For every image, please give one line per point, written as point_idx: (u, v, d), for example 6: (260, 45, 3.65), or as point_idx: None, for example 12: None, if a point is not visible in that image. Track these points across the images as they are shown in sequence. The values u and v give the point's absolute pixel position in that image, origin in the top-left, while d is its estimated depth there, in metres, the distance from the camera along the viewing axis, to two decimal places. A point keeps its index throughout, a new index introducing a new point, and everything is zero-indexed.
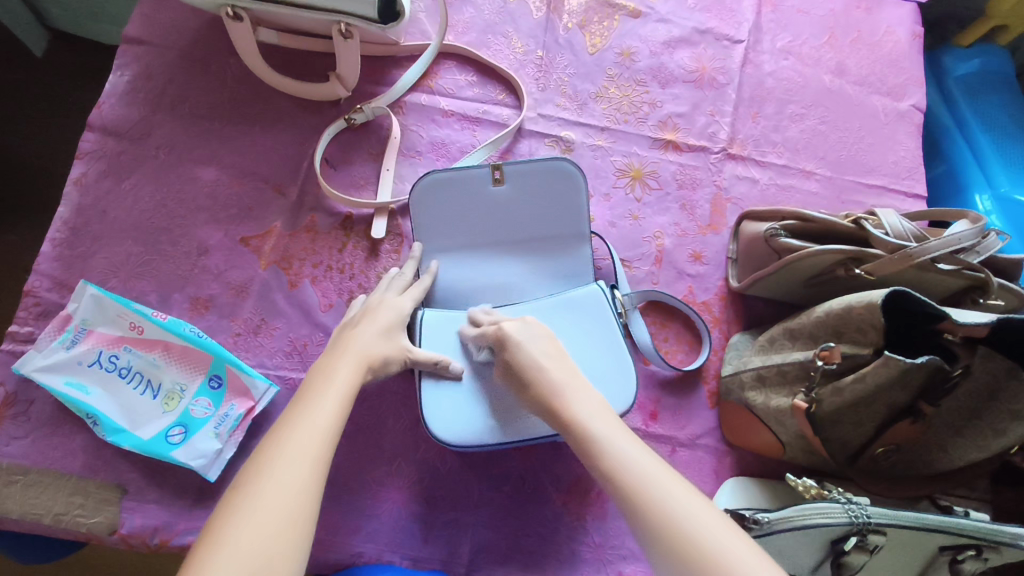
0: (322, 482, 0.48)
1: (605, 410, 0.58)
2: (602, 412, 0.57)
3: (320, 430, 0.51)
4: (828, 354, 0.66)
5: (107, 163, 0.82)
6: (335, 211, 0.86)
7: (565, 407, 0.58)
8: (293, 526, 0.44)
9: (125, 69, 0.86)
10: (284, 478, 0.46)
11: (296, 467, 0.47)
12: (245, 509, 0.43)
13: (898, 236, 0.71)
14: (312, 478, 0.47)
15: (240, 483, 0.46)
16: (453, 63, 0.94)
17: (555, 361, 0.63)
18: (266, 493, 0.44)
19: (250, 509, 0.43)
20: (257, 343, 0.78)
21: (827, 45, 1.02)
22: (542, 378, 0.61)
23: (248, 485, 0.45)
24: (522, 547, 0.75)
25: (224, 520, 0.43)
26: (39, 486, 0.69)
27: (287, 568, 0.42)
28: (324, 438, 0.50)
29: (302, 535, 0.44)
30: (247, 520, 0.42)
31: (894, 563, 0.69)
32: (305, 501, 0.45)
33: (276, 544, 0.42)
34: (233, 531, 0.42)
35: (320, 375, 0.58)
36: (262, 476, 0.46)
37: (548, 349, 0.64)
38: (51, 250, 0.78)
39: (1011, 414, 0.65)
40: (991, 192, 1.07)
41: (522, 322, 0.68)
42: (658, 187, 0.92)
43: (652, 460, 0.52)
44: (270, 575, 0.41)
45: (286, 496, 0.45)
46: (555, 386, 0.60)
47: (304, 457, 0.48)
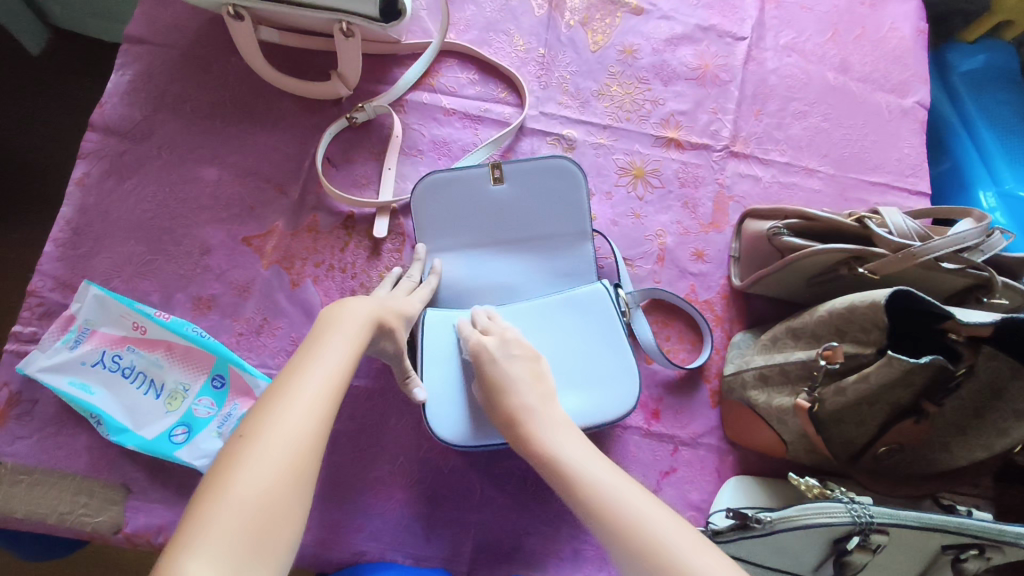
0: (324, 441, 0.48)
1: (567, 430, 0.58)
2: (566, 435, 0.57)
3: (325, 387, 0.51)
4: (831, 353, 0.66)
5: (109, 163, 0.82)
6: (337, 210, 0.86)
7: (529, 433, 0.58)
8: (293, 486, 0.44)
9: (126, 68, 0.86)
10: (287, 435, 0.46)
11: (300, 424, 0.47)
12: (248, 463, 0.43)
13: (902, 236, 0.70)
14: (315, 437, 0.47)
15: (244, 434, 0.46)
16: (454, 61, 0.94)
17: (527, 383, 0.62)
18: (269, 450, 0.45)
19: (253, 464, 0.43)
20: (260, 342, 0.78)
21: (831, 42, 1.02)
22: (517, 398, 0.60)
23: (253, 438, 0.45)
24: (525, 545, 0.75)
25: (227, 473, 0.43)
26: (43, 486, 0.69)
27: (287, 528, 0.42)
28: (328, 396, 0.50)
29: (302, 496, 0.44)
30: (250, 475, 0.43)
31: (897, 563, 0.69)
32: (307, 462, 0.46)
33: (277, 504, 0.43)
34: (237, 487, 0.42)
35: (328, 326, 0.58)
36: (266, 431, 0.46)
37: (520, 372, 0.63)
38: (54, 250, 0.78)
39: (1014, 414, 0.65)
40: (996, 189, 1.07)
41: (504, 340, 0.67)
42: (660, 185, 0.92)
43: (614, 473, 0.52)
44: (271, 535, 0.41)
45: (288, 455, 0.45)
46: (515, 411, 0.60)
47: (307, 415, 0.48)
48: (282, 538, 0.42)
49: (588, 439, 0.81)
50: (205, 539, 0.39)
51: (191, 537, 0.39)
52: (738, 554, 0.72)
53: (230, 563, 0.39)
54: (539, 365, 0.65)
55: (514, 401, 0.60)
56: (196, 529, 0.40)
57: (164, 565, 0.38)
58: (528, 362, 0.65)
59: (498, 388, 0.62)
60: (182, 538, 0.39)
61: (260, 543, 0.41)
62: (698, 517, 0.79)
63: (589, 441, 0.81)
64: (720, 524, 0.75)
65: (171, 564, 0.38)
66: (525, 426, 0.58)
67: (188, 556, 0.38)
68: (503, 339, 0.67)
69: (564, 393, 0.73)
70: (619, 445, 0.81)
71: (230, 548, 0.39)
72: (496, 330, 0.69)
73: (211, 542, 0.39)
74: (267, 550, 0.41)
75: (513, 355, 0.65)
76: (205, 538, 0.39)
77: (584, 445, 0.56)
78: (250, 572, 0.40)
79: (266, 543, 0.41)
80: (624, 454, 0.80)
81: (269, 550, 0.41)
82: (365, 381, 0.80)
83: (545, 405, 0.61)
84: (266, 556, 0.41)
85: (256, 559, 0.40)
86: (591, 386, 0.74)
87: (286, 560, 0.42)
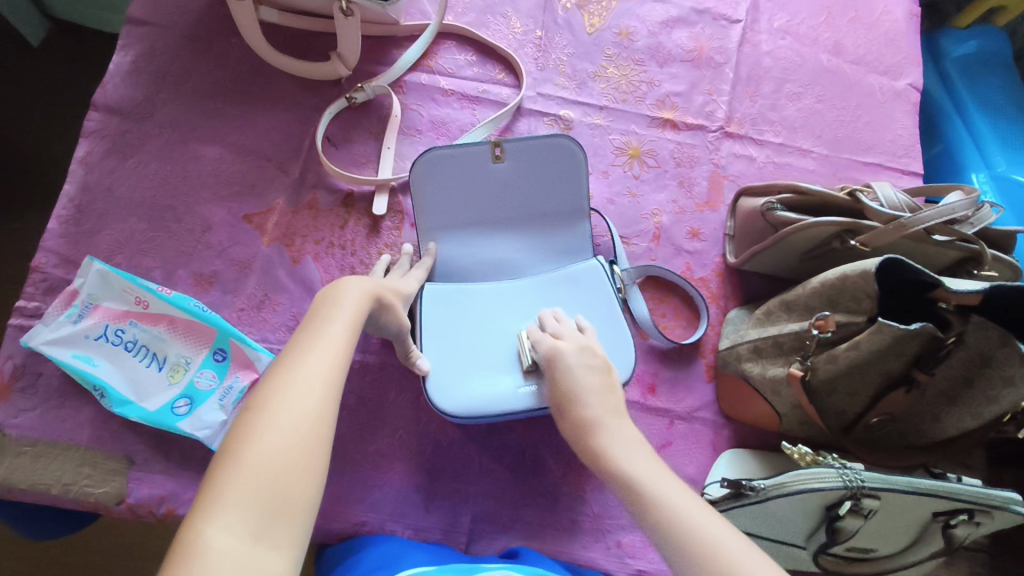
0: (334, 409, 0.47)
1: (632, 439, 0.56)
2: (632, 438, 0.56)
3: (332, 358, 0.50)
4: (823, 324, 0.68)
5: (111, 142, 0.83)
6: (337, 189, 0.87)
7: (596, 441, 0.56)
8: (310, 457, 0.43)
9: (128, 49, 0.87)
10: (297, 403, 0.45)
11: (309, 393, 0.46)
12: (260, 430, 0.42)
13: (894, 208, 0.72)
14: (324, 406, 0.46)
15: (252, 404, 0.44)
16: (452, 43, 0.95)
17: (600, 394, 0.60)
18: (281, 419, 0.43)
19: (266, 431, 0.42)
20: (261, 318, 0.79)
21: (825, 24, 1.03)
22: (577, 407, 0.59)
23: (260, 407, 0.44)
24: (523, 516, 0.76)
25: (239, 441, 0.42)
26: (47, 457, 0.70)
27: (303, 493, 0.42)
28: (336, 366, 0.49)
29: (318, 462, 0.43)
30: (263, 443, 0.41)
31: (890, 532, 0.70)
32: (320, 429, 0.45)
33: (293, 471, 0.42)
34: (250, 453, 0.41)
35: (328, 300, 0.56)
36: (275, 400, 0.44)
37: (586, 385, 0.60)
38: (57, 227, 0.79)
39: (1003, 380, 0.63)
40: (988, 171, 1.08)
41: (580, 348, 0.64)
42: (656, 164, 0.93)
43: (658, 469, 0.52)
44: (288, 501, 0.40)
45: (301, 423, 0.44)
46: (586, 423, 0.58)
47: (316, 385, 0.47)
48: (300, 501, 0.41)
49: None
50: (223, 505, 0.38)
51: (209, 503, 0.38)
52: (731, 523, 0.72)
53: (250, 526, 0.38)
54: (610, 375, 0.63)
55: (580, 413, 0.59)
56: (213, 495, 0.39)
57: (184, 530, 0.37)
58: (592, 369, 0.62)
59: (573, 396, 0.60)
60: (200, 506, 0.38)
61: (278, 508, 0.40)
62: (694, 489, 0.80)
63: None
64: (715, 494, 0.75)
65: (190, 530, 0.37)
66: (590, 434, 0.57)
67: (207, 522, 0.37)
68: (579, 350, 0.64)
69: None
70: None
71: (249, 513, 0.39)
72: (565, 336, 0.67)
73: (231, 508, 0.38)
74: (288, 513, 0.40)
75: (584, 366, 0.63)
76: (222, 505, 0.38)
77: (638, 443, 0.56)
78: (271, 536, 0.39)
79: (286, 507, 0.40)
80: None
81: (288, 514, 0.40)
82: (365, 357, 0.81)
83: (612, 410, 0.59)
84: (285, 519, 0.40)
85: (275, 522, 0.39)
86: None
87: (307, 523, 0.41)
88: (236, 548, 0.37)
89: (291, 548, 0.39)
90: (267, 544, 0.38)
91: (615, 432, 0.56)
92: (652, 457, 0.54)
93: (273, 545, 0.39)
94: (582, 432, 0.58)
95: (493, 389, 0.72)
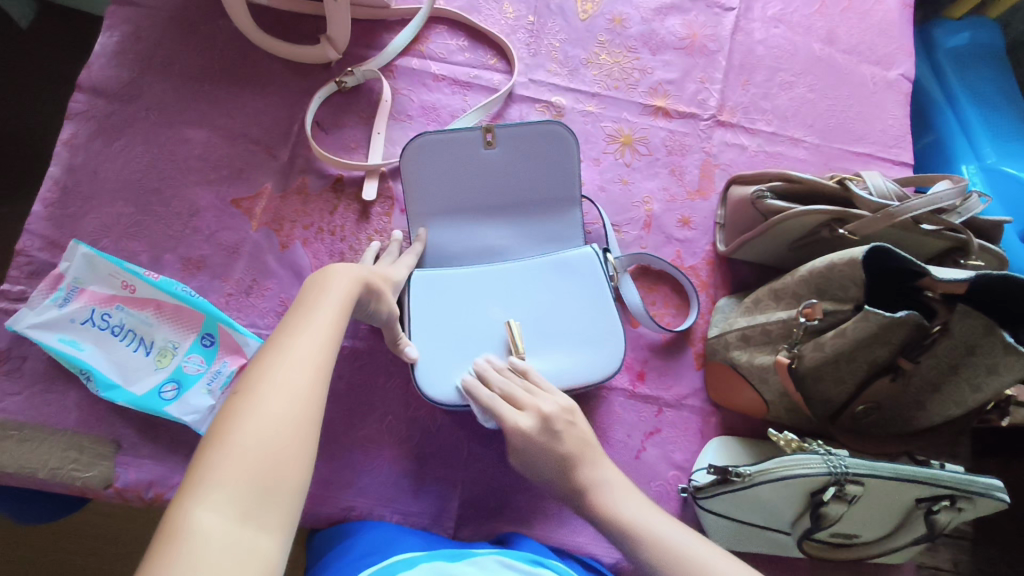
0: (322, 392, 0.46)
1: (622, 488, 0.58)
2: (622, 487, 0.59)
3: (322, 342, 0.49)
4: (810, 311, 0.69)
5: (97, 124, 0.82)
6: (326, 174, 0.86)
7: (597, 503, 0.57)
8: (300, 441, 0.43)
9: (114, 29, 0.86)
10: (285, 386, 0.44)
11: (298, 377, 0.45)
12: (247, 414, 0.42)
13: (882, 196, 0.73)
14: (314, 390, 0.46)
15: (241, 389, 0.44)
16: (443, 28, 0.94)
17: (585, 457, 0.60)
18: (270, 402, 0.43)
19: (253, 413, 0.42)
20: (249, 303, 0.79)
21: (818, 13, 1.03)
22: (579, 473, 0.59)
23: (248, 391, 0.43)
24: (510, 502, 0.76)
25: (226, 424, 0.41)
26: (34, 441, 0.70)
27: (293, 476, 0.41)
28: (325, 351, 0.49)
29: (307, 444, 0.43)
30: (250, 425, 0.41)
31: (872, 516, 0.70)
32: (309, 413, 0.44)
33: (282, 454, 0.41)
34: (237, 436, 0.41)
35: (318, 286, 0.56)
36: (263, 383, 0.44)
37: (572, 449, 0.59)
38: (42, 209, 0.78)
39: (987, 369, 0.63)
40: (978, 163, 1.09)
41: (542, 419, 0.61)
42: (648, 152, 0.93)
43: (649, 512, 0.56)
44: (276, 483, 0.40)
45: (291, 407, 0.44)
46: (581, 487, 0.58)
47: (305, 369, 0.46)
48: (289, 484, 0.41)
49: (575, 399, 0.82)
50: (211, 486, 0.38)
51: (196, 484, 0.38)
52: (717, 509, 0.73)
53: (239, 508, 0.38)
54: (579, 427, 0.62)
55: (576, 478, 0.59)
56: (200, 478, 0.38)
57: (171, 512, 0.37)
58: (564, 432, 0.61)
59: (565, 467, 0.59)
60: (187, 487, 0.38)
61: (266, 491, 0.40)
62: (681, 476, 0.81)
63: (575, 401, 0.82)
64: (702, 481, 0.76)
65: (177, 511, 0.37)
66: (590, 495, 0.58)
67: (194, 503, 0.37)
68: (542, 416, 0.61)
69: (548, 352, 0.74)
70: (605, 406, 0.82)
71: (237, 495, 0.38)
72: (519, 398, 0.64)
73: (218, 489, 0.38)
74: (277, 495, 0.40)
75: (560, 434, 0.60)
76: (210, 487, 0.38)
77: (633, 495, 0.58)
78: (260, 517, 0.39)
79: (274, 489, 0.40)
80: (610, 415, 0.82)
81: (276, 496, 0.40)
82: (355, 343, 0.81)
83: (597, 464, 0.60)
84: (274, 501, 0.40)
85: (264, 505, 0.39)
86: (577, 348, 0.75)
87: (296, 505, 0.41)
88: (224, 529, 0.37)
89: (279, 529, 0.39)
90: (256, 525, 0.38)
91: (610, 486, 0.58)
92: (645, 504, 0.58)
93: (262, 526, 0.38)
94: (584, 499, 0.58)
95: None
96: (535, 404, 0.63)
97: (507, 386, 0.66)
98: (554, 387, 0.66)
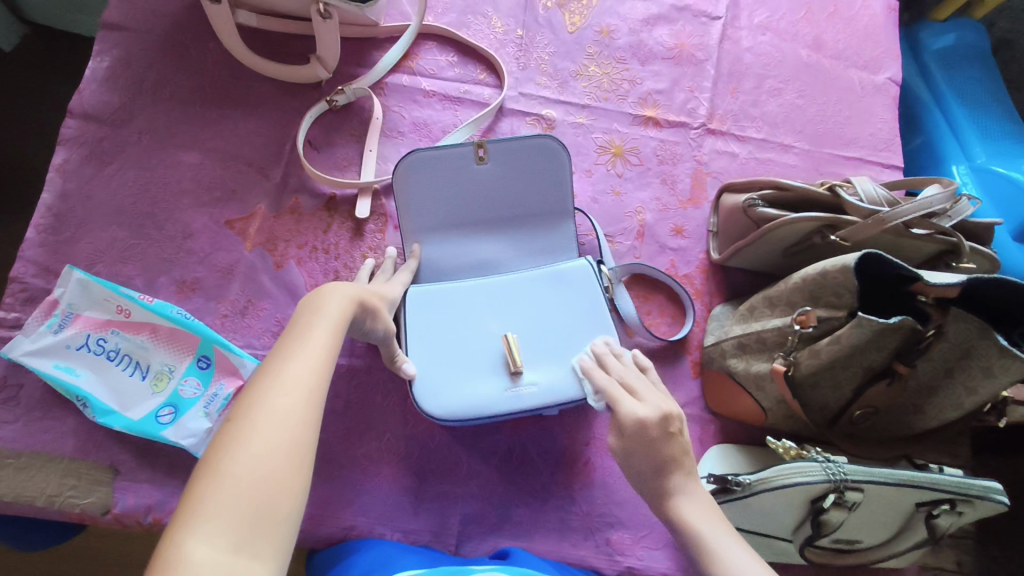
0: (316, 417, 0.46)
1: (710, 506, 0.57)
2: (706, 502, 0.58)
3: (315, 365, 0.49)
4: (805, 319, 0.68)
5: (89, 149, 0.82)
6: (320, 192, 0.86)
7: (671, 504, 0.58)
8: (293, 466, 0.43)
9: (104, 55, 0.86)
10: (280, 411, 0.44)
11: (291, 401, 0.45)
12: (240, 442, 0.42)
13: (873, 202, 0.73)
14: (308, 414, 0.46)
15: (235, 416, 0.43)
16: (433, 44, 0.95)
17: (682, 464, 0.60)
18: (264, 429, 0.43)
19: (248, 440, 0.42)
20: (245, 323, 0.79)
21: (804, 20, 1.04)
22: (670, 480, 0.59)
23: (242, 418, 0.43)
24: (512, 516, 0.76)
25: (220, 452, 0.41)
26: (31, 469, 0.70)
27: (286, 503, 0.41)
28: (319, 373, 0.49)
29: (300, 470, 0.43)
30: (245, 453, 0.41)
31: (874, 522, 0.70)
32: (303, 437, 0.44)
33: (276, 481, 0.41)
34: (231, 464, 0.40)
35: (311, 308, 0.55)
36: (258, 408, 0.44)
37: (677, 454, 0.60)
38: (36, 236, 0.78)
39: (982, 371, 0.64)
40: (968, 163, 1.09)
41: (664, 415, 0.62)
42: (639, 162, 0.93)
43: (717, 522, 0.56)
44: (271, 511, 0.40)
45: (285, 432, 0.43)
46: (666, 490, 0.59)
47: (298, 393, 0.46)
48: (284, 510, 0.41)
49: (573, 411, 0.82)
50: (203, 517, 0.38)
51: (189, 515, 0.38)
52: None
53: (232, 538, 0.38)
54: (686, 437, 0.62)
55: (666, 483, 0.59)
56: (194, 507, 0.38)
57: (164, 545, 0.37)
58: (676, 436, 0.61)
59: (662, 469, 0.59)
60: (180, 518, 0.38)
61: (260, 520, 0.39)
62: None
63: (574, 414, 0.82)
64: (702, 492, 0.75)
65: (170, 544, 0.37)
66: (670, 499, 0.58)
67: (188, 534, 0.37)
68: (663, 414, 0.62)
69: (545, 365, 0.74)
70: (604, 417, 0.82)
71: (231, 525, 0.38)
72: (640, 390, 0.66)
73: (211, 519, 0.38)
74: (271, 522, 0.40)
75: (674, 435, 0.61)
76: (203, 518, 0.38)
77: (708, 502, 0.58)
78: (253, 547, 0.38)
79: (267, 517, 0.40)
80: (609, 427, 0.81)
81: (270, 524, 0.40)
82: (352, 361, 0.81)
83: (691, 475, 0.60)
84: (267, 530, 0.39)
85: (257, 534, 0.39)
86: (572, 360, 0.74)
87: (290, 533, 0.41)
88: (216, 560, 0.37)
89: (274, 558, 0.39)
90: (248, 554, 0.38)
91: (696, 498, 0.58)
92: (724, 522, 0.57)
93: (255, 555, 0.38)
94: (664, 502, 0.58)
95: (481, 391, 0.72)
96: (656, 400, 0.64)
97: (625, 375, 0.69)
98: (668, 391, 0.68)
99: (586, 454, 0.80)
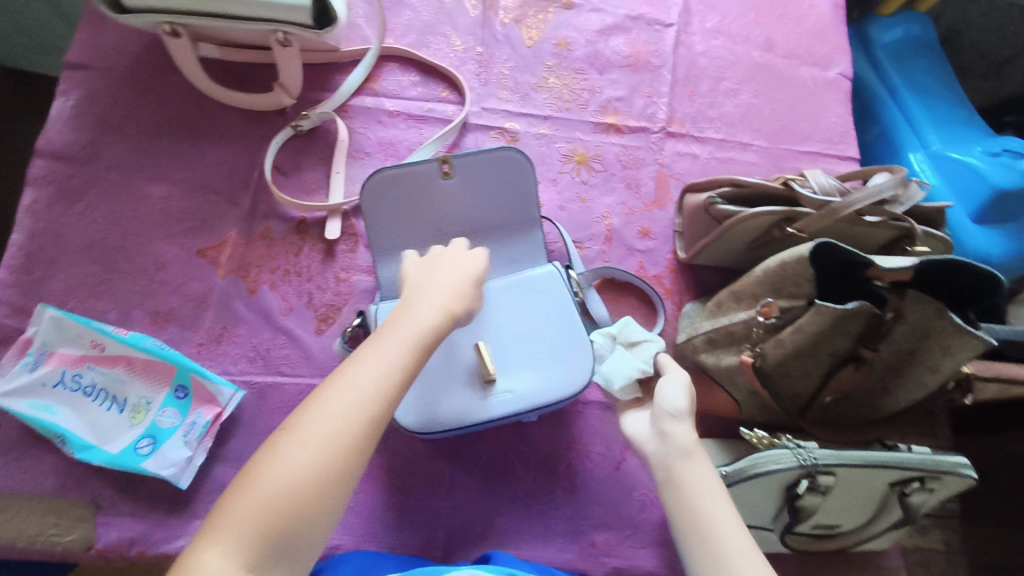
0: (366, 445, 0.46)
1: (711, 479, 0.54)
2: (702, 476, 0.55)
3: (383, 387, 0.47)
4: (767, 310, 0.71)
5: (57, 188, 0.83)
6: (290, 217, 0.87)
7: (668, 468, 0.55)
8: (327, 496, 0.44)
9: (69, 94, 0.87)
10: (327, 435, 0.45)
11: (336, 426, 0.45)
12: (279, 462, 0.43)
13: (825, 194, 0.75)
14: (356, 442, 0.45)
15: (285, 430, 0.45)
16: (395, 65, 0.97)
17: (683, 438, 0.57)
18: (305, 453, 0.44)
19: (286, 463, 0.43)
20: (221, 350, 0.80)
21: (755, 22, 1.07)
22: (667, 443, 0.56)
23: (289, 434, 0.45)
24: (496, 524, 0.77)
25: (262, 465, 0.44)
26: (11, 509, 0.69)
27: (314, 529, 0.44)
28: (386, 399, 0.47)
29: (333, 499, 0.44)
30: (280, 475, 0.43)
31: (849, 505, 0.71)
32: (344, 465, 0.45)
33: (303, 509, 0.43)
34: (264, 485, 0.43)
35: (402, 312, 0.53)
36: (306, 430, 0.45)
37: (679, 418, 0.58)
38: (7, 277, 0.78)
39: (942, 349, 0.65)
40: (924, 151, 1.13)
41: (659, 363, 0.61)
42: (603, 168, 0.95)
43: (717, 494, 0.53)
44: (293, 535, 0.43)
45: (326, 460, 0.44)
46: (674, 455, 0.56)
47: (350, 420, 0.45)
48: (309, 533, 0.43)
49: (552, 417, 0.83)
50: (227, 530, 0.42)
51: (218, 526, 0.42)
52: None
53: (250, 556, 0.41)
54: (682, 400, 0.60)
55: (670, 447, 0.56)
56: (223, 518, 0.42)
57: (193, 545, 0.42)
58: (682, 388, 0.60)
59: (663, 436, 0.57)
60: (210, 525, 0.42)
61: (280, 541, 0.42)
62: None
63: (553, 419, 0.83)
64: None
65: (196, 546, 0.42)
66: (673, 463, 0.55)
67: (212, 543, 0.41)
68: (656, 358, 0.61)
69: (521, 371, 0.75)
70: (583, 420, 0.83)
71: (251, 543, 0.41)
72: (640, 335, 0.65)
73: (235, 533, 0.42)
74: (291, 543, 0.43)
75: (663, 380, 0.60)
76: (227, 530, 0.42)
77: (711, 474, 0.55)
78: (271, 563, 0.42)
79: (289, 539, 0.43)
80: (589, 429, 0.82)
81: (292, 546, 0.43)
82: None
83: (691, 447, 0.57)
84: (289, 549, 0.43)
85: (276, 552, 0.42)
86: (546, 365, 0.76)
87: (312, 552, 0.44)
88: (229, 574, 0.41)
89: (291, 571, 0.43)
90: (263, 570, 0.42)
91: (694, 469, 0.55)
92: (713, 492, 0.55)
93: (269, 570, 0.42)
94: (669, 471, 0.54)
95: (459, 401, 0.74)
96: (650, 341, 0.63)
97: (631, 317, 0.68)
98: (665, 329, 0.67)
99: (567, 458, 0.81)
